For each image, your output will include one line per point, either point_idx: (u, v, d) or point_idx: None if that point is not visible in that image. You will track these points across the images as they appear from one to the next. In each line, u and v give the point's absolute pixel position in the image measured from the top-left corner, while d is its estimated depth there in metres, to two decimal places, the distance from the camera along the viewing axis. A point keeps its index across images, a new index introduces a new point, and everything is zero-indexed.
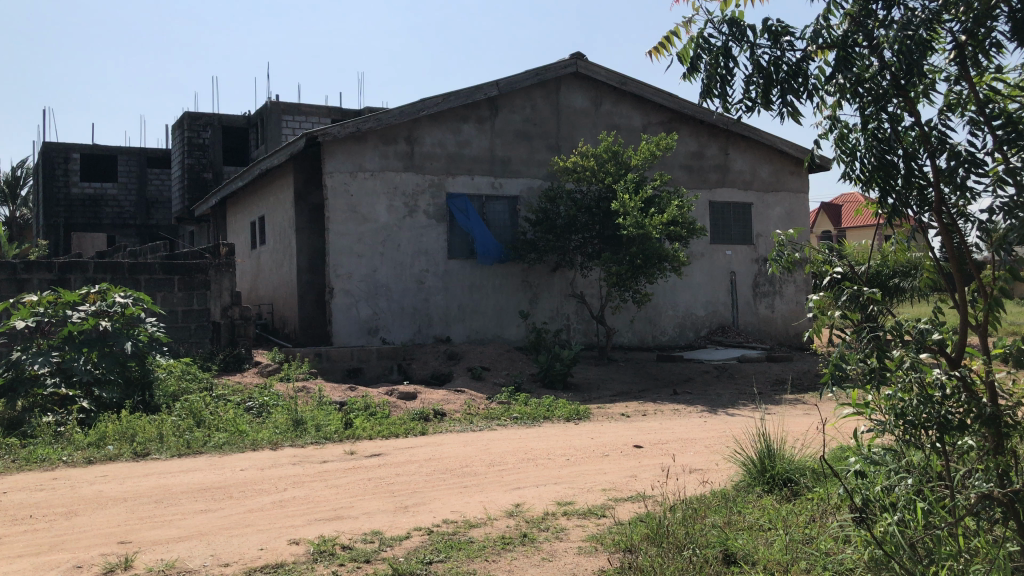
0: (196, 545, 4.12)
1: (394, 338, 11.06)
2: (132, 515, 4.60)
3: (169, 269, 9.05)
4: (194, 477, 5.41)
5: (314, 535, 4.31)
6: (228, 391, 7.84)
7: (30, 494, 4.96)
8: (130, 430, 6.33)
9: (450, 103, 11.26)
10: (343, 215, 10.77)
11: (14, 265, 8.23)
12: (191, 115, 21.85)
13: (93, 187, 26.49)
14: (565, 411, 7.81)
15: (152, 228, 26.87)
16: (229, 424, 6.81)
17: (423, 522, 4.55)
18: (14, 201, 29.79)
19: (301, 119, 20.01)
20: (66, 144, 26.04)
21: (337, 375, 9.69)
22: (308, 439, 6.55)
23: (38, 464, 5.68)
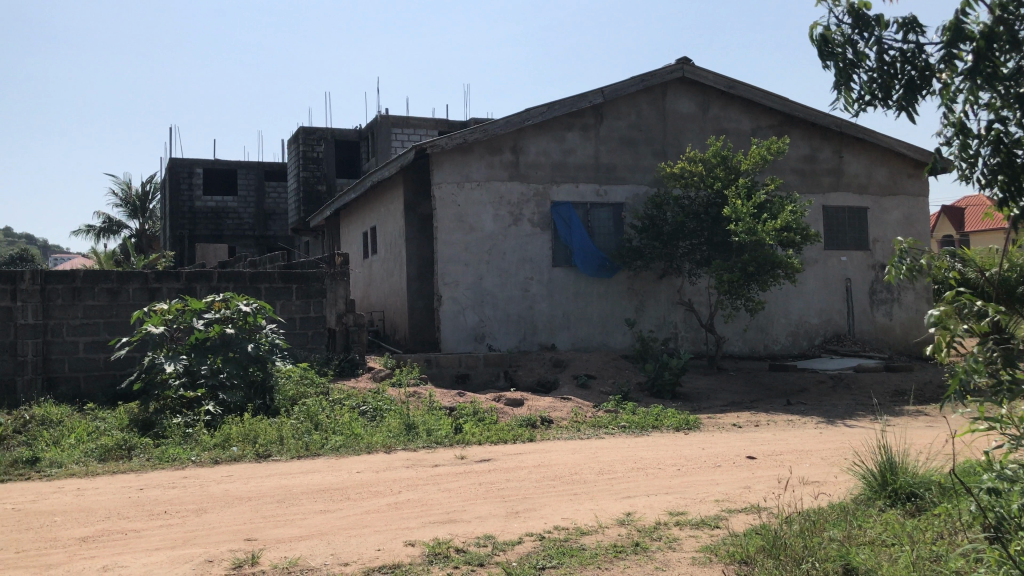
0: (318, 545, 4.27)
1: (501, 346, 11.17)
2: (257, 513, 4.80)
3: (287, 278, 9.42)
4: (313, 479, 5.60)
5: (429, 537, 4.40)
6: (344, 395, 8.08)
7: (164, 491, 5.24)
8: (252, 432, 6.60)
9: (555, 112, 11.31)
10: (450, 225, 10.96)
11: (146, 274, 8.71)
12: (306, 130, 22.83)
13: (215, 201, 27.79)
14: (675, 421, 7.72)
15: (270, 239, 28.02)
16: (345, 427, 7.03)
17: (534, 528, 4.58)
18: (143, 214, 31.48)
19: (410, 132, 20.52)
20: (191, 159, 27.37)
21: (447, 381, 9.85)
22: (420, 443, 6.69)
23: (170, 463, 5.99)
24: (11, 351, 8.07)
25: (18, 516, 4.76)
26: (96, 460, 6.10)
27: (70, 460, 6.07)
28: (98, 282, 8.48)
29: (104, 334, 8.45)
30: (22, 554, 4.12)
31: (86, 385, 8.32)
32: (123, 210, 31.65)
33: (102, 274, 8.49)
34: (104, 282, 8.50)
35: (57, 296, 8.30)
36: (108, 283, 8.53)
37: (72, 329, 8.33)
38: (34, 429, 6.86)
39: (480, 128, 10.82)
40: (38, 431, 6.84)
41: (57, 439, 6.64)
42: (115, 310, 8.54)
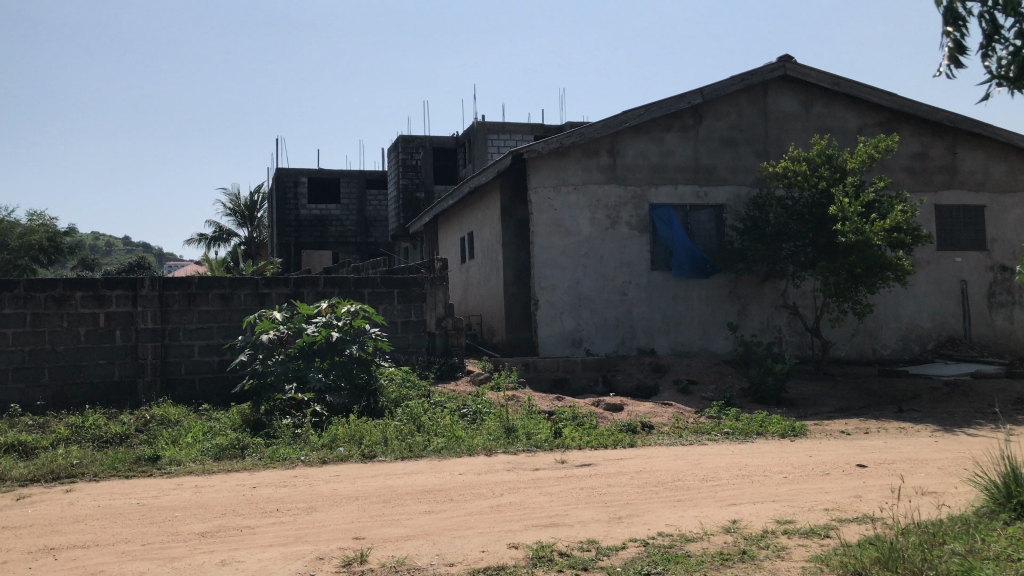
0: (423, 545, 4.33)
1: (599, 350, 11.12)
2: (363, 513, 4.91)
3: (389, 283, 9.62)
4: (416, 480, 5.69)
5: (532, 540, 4.41)
6: (445, 398, 8.20)
7: (275, 490, 5.42)
8: (358, 433, 6.77)
9: (653, 113, 11.20)
10: (547, 229, 10.99)
11: (256, 281, 9.03)
12: (405, 138, 23.28)
13: (319, 209, 28.58)
14: (780, 427, 7.53)
15: (371, 245, 28.69)
16: (447, 429, 7.12)
17: (638, 534, 4.54)
18: (252, 223, 32.71)
19: (506, 137, 20.69)
20: (296, 168, 28.19)
21: (545, 385, 9.88)
22: (520, 446, 6.72)
23: (281, 462, 6.20)
24: (133, 354, 8.51)
25: (141, 510, 5.01)
26: (212, 459, 6.36)
27: (188, 458, 6.35)
28: (212, 287, 8.85)
29: (217, 337, 8.81)
30: (146, 546, 4.32)
31: (202, 386, 8.70)
32: (233, 219, 32.91)
33: (215, 280, 8.85)
34: (217, 288, 8.87)
35: (174, 302, 8.70)
36: (221, 288, 8.89)
37: (188, 332, 8.72)
38: (154, 429, 7.20)
39: (576, 131, 10.82)
40: (157, 429, 7.18)
41: (176, 438, 6.96)
42: (227, 314, 8.88)
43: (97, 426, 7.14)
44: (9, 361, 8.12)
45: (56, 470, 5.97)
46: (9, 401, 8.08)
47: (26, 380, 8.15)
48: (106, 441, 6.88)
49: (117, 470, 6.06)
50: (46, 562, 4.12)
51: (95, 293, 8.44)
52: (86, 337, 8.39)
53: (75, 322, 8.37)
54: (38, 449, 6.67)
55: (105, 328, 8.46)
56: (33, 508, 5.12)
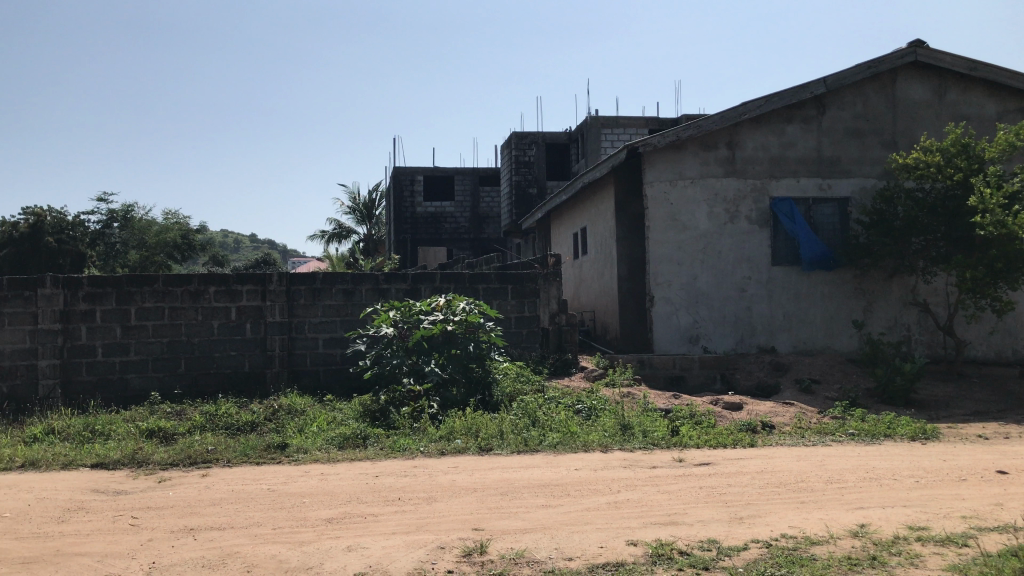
0: (542, 538, 4.36)
1: (716, 347, 10.92)
2: (483, 504, 4.97)
3: (503, 279, 9.71)
4: (533, 474, 5.72)
5: (651, 537, 4.37)
6: (559, 393, 8.21)
7: (397, 479, 5.56)
8: (474, 426, 6.87)
9: (773, 104, 10.90)
10: (663, 224, 10.86)
11: (376, 277, 9.29)
12: (519, 134, 23.48)
13: (434, 207, 29.07)
14: (910, 430, 7.19)
15: (484, 242, 29.00)
16: (562, 424, 7.13)
17: (760, 535, 4.43)
18: (370, 221, 33.62)
19: (619, 132, 20.53)
20: (412, 167, 28.82)
21: (661, 382, 9.77)
22: (636, 444, 6.67)
23: (401, 452, 6.35)
24: (262, 346, 8.91)
25: (271, 495, 5.23)
26: (336, 448, 6.58)
27: (314, 447, 6.58)
28: (335, 283, 9.15)
29: (340, 331, 9.13)
30: (277, 530, 4.51)
31: (325, 377, 9.05)
32: (352, 217, 33.90)
33: (338, 276, 9.14)
34: (340, 283, 9.16)
35: (299, 297, 9.05)
36: (343, 284, 9.17)
37: (312, 326, 9.06)
38: (282, 418, 7.51)
39: (693, 124, 10.64)
40: (284, 419, 7.47)
41: (302, 427, 7.23)
42: (350, 309, 9.18)
43: (228, 413, 7.51)
44: (149, 352, 8.61)
45: (192, 456, 6.30)
46: (149, 389, 8.59)
47: (164, 370, 8.64)
48: (238, 429, 7.22)
49: (248, 457, 6.34)
50: (186, 542, 4.35)
51: (226, 288, 8.85)
52: (219, 330, 8.82)
53: (209, 315, 8.80)
54: (176, 435, 7.05)
55: (236, 321, 8.87)
56: (173, 490, 5.43)
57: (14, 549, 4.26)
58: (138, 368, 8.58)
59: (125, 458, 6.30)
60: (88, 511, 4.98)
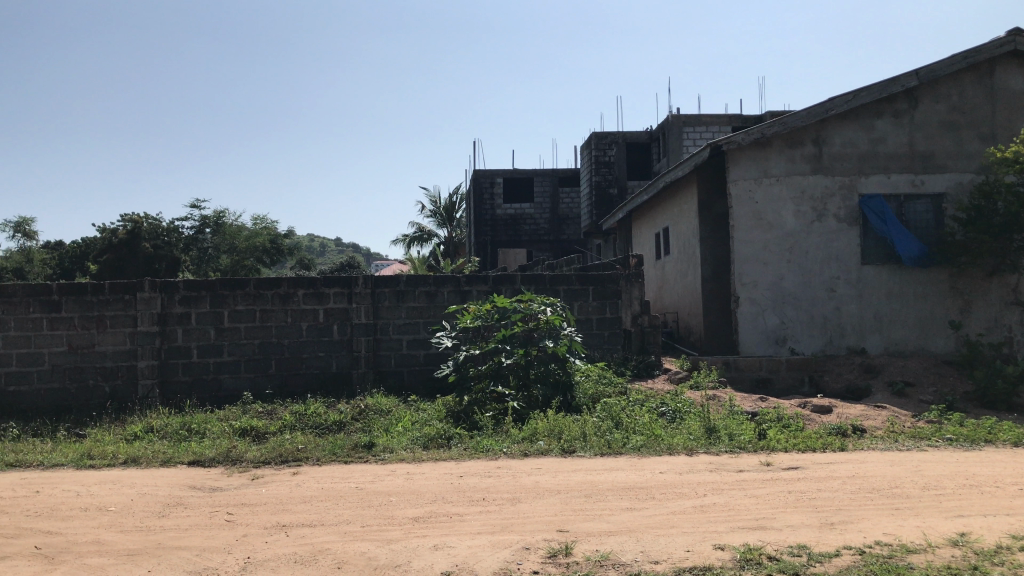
0: (627, 541, 4.33)
1: (804, 349, 10.67)
2: (567, 506, 4.97)
3: (584, 280, 9.69)
4: (617, 476, 5.70)
5: (739, 542, 4.30)
6: (642, 396, 8.14)
7: (481, 480, 5.61)
8: (557, 428, 6.87)
9: (862, 99, 10.59)
10: (747, 223, 10.67)
11: (458, 278, 9.38)
12: (599, 134, 23.39)
13: (514, 209, 29.22)
14: (1013, 435, 6.89)
15: (564, 243, 28.98)
16: (646, 427, 7.06)
17: (853, 541, 4.31)
18: (451, 224, 33.97)
19: (701, 130, 20.26)
20: (492, 169, 29.05)
21: (747, 385, 9.59)
22: (722, 447, 6.57)
23: (484, 453, 6.40)
24: (348, 347, 9.11)
25: (360, 494, 5.34)
26: (421, 447, 6.68)
27: (400, 447, 6.69)
28: (418, 285, 9.29)
29: (424, 332, 9.26)
30: (366, 528, 4.60)
31: (410, 378, 9.20)
32: (433, 220, 34.33)
33: (421, 278, 9.28)
34: (423, 286, 9.29)
35: (384, 299, 9.21)
36: (426, 286, 9.31)
37: (397, 327, 9.22)
38: (368, 417, 7.66)
39: (778, 121, 10.43)
40: (371, 418, 7.62)
41: (387, 426, 7.36)
42: (433, 311, 9.31)
43: (317, 413, 7.71)
44: (241, 353, 8.89)
45: (284, 454, 6.49)
46: (242, 389, 8.87)
47: (256, 370, 8.91)
48: (326, 428, 7.41)
49: (336, 456, 6.49)
50: (278, 538, 4.48)
51: (314, 291, 9.07)
52: (308, 332, 9.05)
53: (298, 317, 9.04)
54: (267, 434, 7.26)
55: (324, 323, 9.09)
56: (266, 488, 5.59)
57: (119, 542, 4.46)
58: (231, 368, 8.87)
59: (219, 455, 6.52)
60: (187, 506, 5.17)
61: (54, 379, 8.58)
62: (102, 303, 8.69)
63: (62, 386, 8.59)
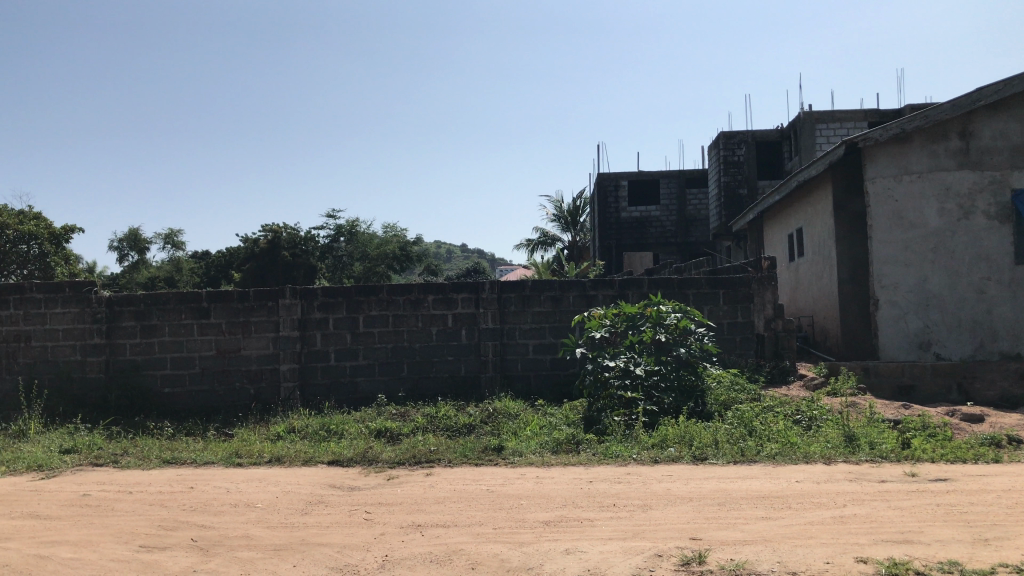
0: (763, 551, 4.22)
1: (951, 354, 10.12)
2: (700, 514, 4.89)
3: (714, 283, 9.51)
4: (751, 485, 5.56)
5: (883, 556, 4.12)
6: (776, 402, 7.93)
7: (611, 486, 5.59)
8: (688, 435, 6.77)
9: (1013, 88, 9.94)
10: (887, 223, 10.26)
11: (585, 282, 9.37)
12: (727, 133, 22.87)
13: (640, 211, 29.01)
14: None
15: (692, 245, 28.52)
16: (781, 434, 6.86)
17: (1010, 559, 4.05)
18: (575, 228, 34.03)
19: (836, 126, 19.50)
20: (616, 172, 28.93)
21: (888, 392, 9.17)
22: (863, 456, 6.30)
23: (614, 459, 6.38)
24: (476, 352, 9.27)
25: (492, 496, 5.43)
26: (550, 452, 6.73)
27: (529, 450, 6.75)
28: (544, 290, 9.34)
29: (550, 336, 9.32)
30: (498, 530, 4.67)
31: (537, 383, 9.28)
32: (558, 224, 34.49)
33: (547, 283, 9.33)
34: (548, 291, 9.34)
35: (510, 304, 9.32)
36: (552, 291, 9.35)
37: (523, 332, 9.32)
38: (498, 420, 7.79)
39: (920, 115, 9.94)
40: (500, 421, 7.75)
41: (516, 430, 7.45)
42: (559, 315, 9.35)
43: (448, 415, 7.89)
44: (375, 357, 9.20)
45: (417, 456, 6.66)
46: (376, 392, 9.17)
47: (389, 373, 9.20)
48: (456, 431, 7.58)
49: (467, 458, 6.62)
50: (414, 537, 4.61)
51: (443, 296, 9.29)
52: (437, 336, 9.27)
53: (428, 322, 9.28)
54: (400, 435, 7.49)
55: (452, 327, 9.29)
56: (402, 488, 5.77)
57: (267, 537, 4.69)
58: (366, 371, 9.19)
59: (356, 456, 6.76)
60: (328, 504, 5.39)
61: (204, 381, 9.12)
62: (247, 309, 9.16)
63: (211, 388, 9.12)
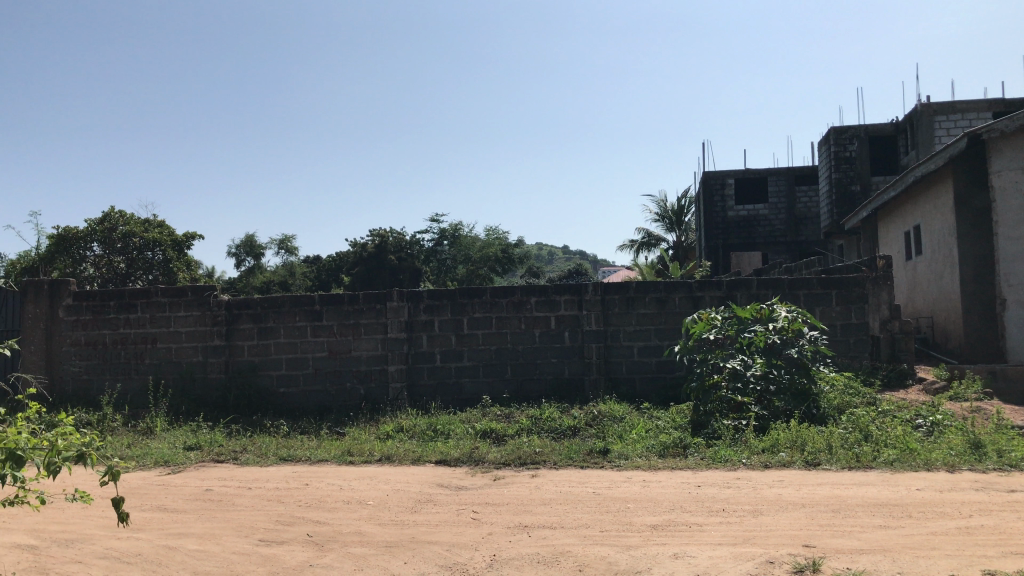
0: (882, 560, 4.07)
1: None
2: (813, 521, 4.75)
3: (826, 284, 9.20)
4: (868, 492, 5.36)
5: (1013, 569, 3.90)
6: (895, 407, 7.61)
7: (720, 490, 5.49)
8: (800, 439, 6.59)
9: None
10: (1014, 218, 9.80)
11: (690, 284, 9.24)
12: (838, 129, 22.02)
13: (747, 210, 28.35)
14: None
15: (802, 245, 27.69)
16: (899, 440, 6.58)
17: None
18: (680, 227, 33.52)
19: (956, 117, 18.58)
20: (722, 171, 28.32)
21: (1017, 397, 8.69)
22: (990, 464, 5.98)
23: (723, 463, 6.27)
24: (580, 354, 9.27)
25: (598, 499, 5.41)
26: (657, 455, 6.66)
27: (636, 453, 6.71)
28: (649, 291, 9.26)
29: (656, 339, 9.23)
30: (605, 533, 4.66)
31: (642, 385, 9.21)
32: (662, 224, 34.09)
33: (652, 284, 9.24)
34: (653, 292, 9.25)
35: (615, 306, 9.28)
36: (657, 292, 9.26)
37: (628, 334, 9.26)
38: (603, 423, 7.75)
39: None
40: (605, 424, 7.71)
41: (622, 433, 7.40)
42: (664, 317, 9.25)
43: (553, 417, 7.93)
44: (480, 358, 9.31)
45: (522, 457, 6.71)
46: (481, 393, 9.29)
47: (494, 375, 9.30)
48: (562, 433, 7.60)
49: (573, 460, 6.62)
50: (521, 538, 4.64)
51: (547, 298, 9.31)
52: (541, 338, 9.30)
53: (532, 324, 9.32)
54: (507, 436, 7.56)
55: (555, 329, 9.30)
56: (508, 489, 5.82)
57: (378, 534, 4.82)
58: (471, 373, 9.31)
59: (463, 455, 6.87)
60: (436, 503, 5.49)
61: (317, 381, 9.43)
62: (356, 312, 9.42)
63: (323, 387, 9.43)
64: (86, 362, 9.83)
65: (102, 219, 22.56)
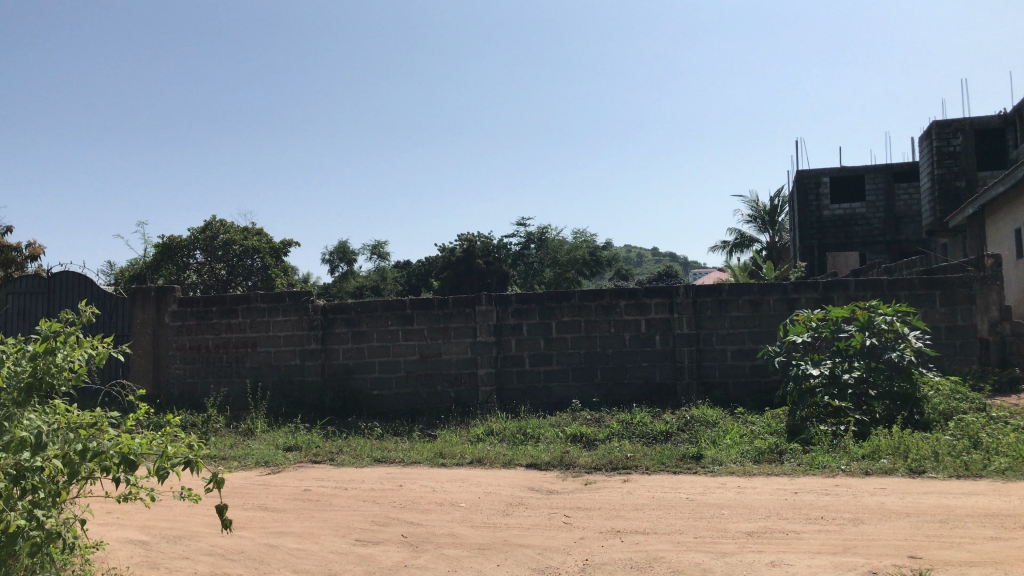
0: (993, 573, 3.89)
1: None
2: (918, 531, 4.57)
3: (928, 284, 8.84)
4: (978, 502, 5.13)
5: None
6: (1007, 413, 7.25)
7: (819, 497, 5.34)
8: (903, 445, 6.35)
9: None
10: None
11: (785, 286, 9.04)
12: (940, 123, 21.15)
13: (844, 209, 27.50)
14: None
15: (903, 244, 26.66)
16: (1012, 448, 6.25)
17: None
18: (773, 228, 32.72)
19: None
20: (817, 169, 27.55)
21: None
22: None
23: (821, 470, 6.11)
24: (671, 358, 9.16)
25: (691, 504, 5.34)
26: (752, 461, 6.54)
27: (729, 459, 6.59)
28: (742, 294, 9.09)
29: (750, 342, 9.06)
30: (699, 539, 4.59)
31: (736, 389, 9.04)
32: (754, 225, 33.38)
33: (745, 287, 9.07)
34: (746, 294, 9.08)
35: (707, 308, 9.13)
36: (750, 294, 9.08)
37: (720, 337, 9.10)
38: (695, 428, 7.63)
39: None
40: (698, 429, 7.60)
41: (715, 438, 7.29)
42: (758, 320, 9.07)
43: (643, 421, 7.86)
44: (569, 362, 9.31)
45: (614, 461, 6.67)
46: (570, 397, 9.28)
47: (584, 379, 9.27)
48: (654, 437, 7.53)
49: (665, 465, 6.55)
50: (614, 543, 4.61)
51: (636, 301, 9.23)
52: (631, 341, 9.23)
53: (621, 327, 9.26)
54: (597, 440, 7.53)
55: (646, 333, 9.22)
56: (599, 493, 5.80)
57: (471, 536, 4.87)
58: (561, 376, 9.32)
59: (554, 459, 6.88)
60: (527, 506, 5.52)
61: (409, 384, 9.60)
62: (447, 316, 9.54)
63: (415, 391, 9.59)
64: (190, 366, 10.24)
65: (204, 228, 23.41)
